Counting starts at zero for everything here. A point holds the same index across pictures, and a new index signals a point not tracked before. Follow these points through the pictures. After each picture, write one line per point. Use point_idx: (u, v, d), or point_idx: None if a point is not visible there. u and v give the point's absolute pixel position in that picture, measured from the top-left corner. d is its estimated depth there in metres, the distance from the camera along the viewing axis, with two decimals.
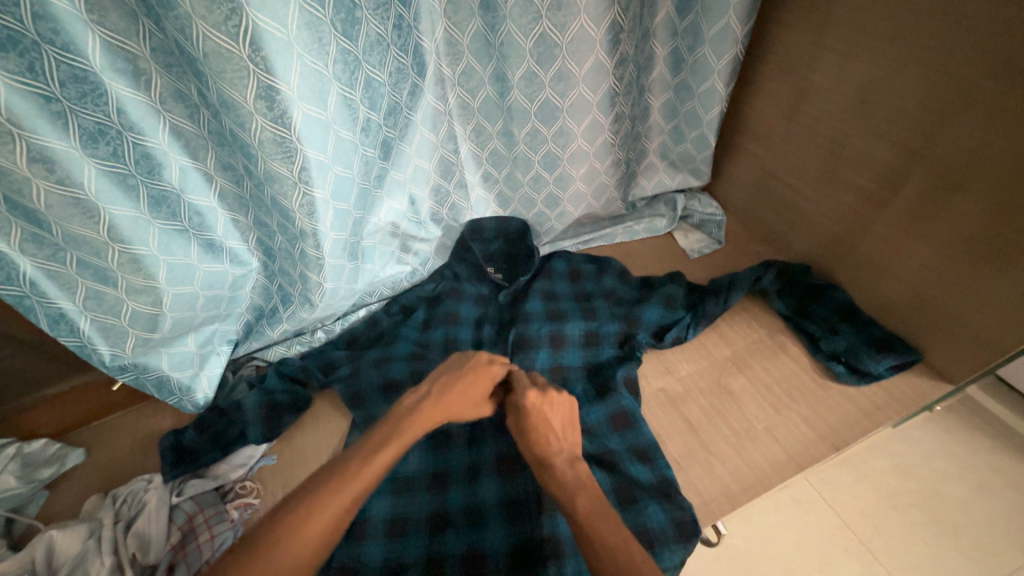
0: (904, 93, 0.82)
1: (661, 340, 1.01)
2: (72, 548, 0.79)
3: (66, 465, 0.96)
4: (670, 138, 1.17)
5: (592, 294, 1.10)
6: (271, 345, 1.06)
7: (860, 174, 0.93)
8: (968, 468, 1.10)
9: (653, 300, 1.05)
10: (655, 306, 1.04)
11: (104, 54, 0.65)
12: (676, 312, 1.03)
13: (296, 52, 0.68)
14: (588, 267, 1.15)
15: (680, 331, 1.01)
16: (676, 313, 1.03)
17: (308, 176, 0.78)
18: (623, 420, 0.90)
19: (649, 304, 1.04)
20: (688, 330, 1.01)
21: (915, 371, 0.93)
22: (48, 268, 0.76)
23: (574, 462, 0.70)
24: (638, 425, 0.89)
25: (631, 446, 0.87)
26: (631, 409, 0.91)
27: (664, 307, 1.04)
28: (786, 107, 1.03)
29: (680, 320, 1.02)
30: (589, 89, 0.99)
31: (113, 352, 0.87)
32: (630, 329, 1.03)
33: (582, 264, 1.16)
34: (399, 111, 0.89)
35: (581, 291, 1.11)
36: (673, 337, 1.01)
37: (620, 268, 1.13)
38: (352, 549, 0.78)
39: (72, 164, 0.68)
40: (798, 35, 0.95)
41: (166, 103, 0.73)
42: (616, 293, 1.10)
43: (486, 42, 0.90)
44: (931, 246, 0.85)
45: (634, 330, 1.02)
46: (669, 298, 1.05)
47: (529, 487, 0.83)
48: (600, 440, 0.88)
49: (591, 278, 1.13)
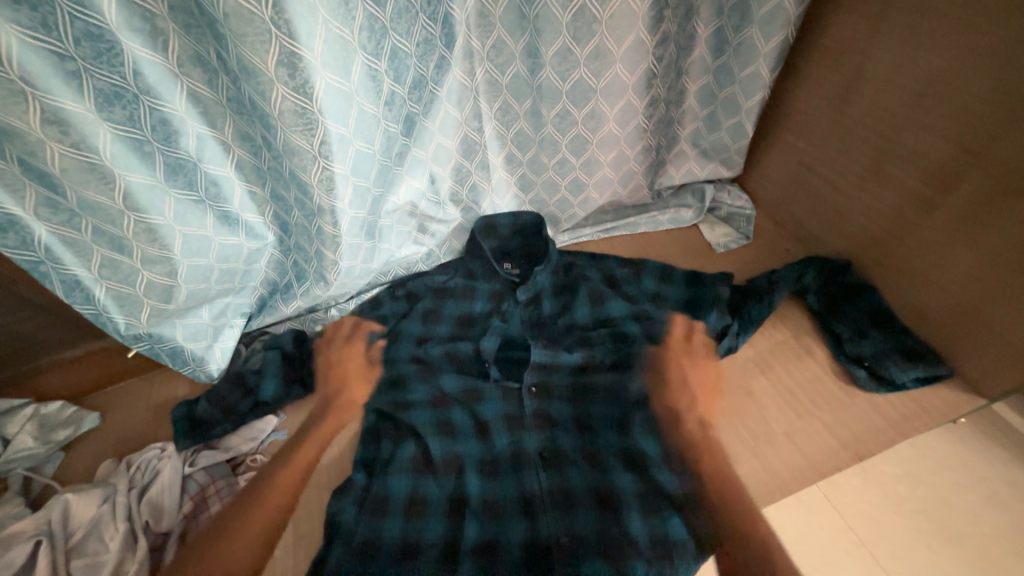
0: (969, 87, 0.75)
1: (717, 351, 0.95)
2: (86, 513, 0.79)
3: (82, 427, 0.97)
4: (704, 125, 1.11)
5: (635, 297, 1.04)
6: (284, 320, 1.05)
7: (906, 172, 0.88)
8: (982, 479, 1.07)
9: (706, 305, 1.00)
10: (710, 311, 0.98)
11: (120, 10, 0.61)
12: (726, 317, 0.98)
13: (321, 16, 0.64)
14: (623, 272, 1.08)
15: (732, 339, 0.96)
16: (725, 320, 0.97)
17: (328, 150, 0.76)
18: (668, 423, 0.86)
19: (703, 310, 0.99)
20: (737, 338, 0.97)
21: (947, 383, 0.90)
22: (63, 234, 0.74)
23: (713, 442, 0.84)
24: (686, 431, 0.85)
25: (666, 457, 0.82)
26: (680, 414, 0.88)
27: (717, 312, 0.98)
28: (833, 96, 0.97)
29: (731, 327, 0.97)
30: (626, 70, 0.94)
31: (128, 321, 0.87)
32: (683, 336, 0.97)
33: (617, 269, 1.08)
34: (424, 84, 0.85)
35: (624, 293, 1.05)
36: (726, 346, 0.95)
37: (659, 267, 1.07)
38: (373, 526, 0.77)
39: (88, 127, 0.66)
40: (855, 18, 0.88)
41: (184, 66, 0.70)
42: (659, 296, 1.04)
43: (521, 14, 0.84)
44: (982, 253, 0.80)
45: (688, 337, 0.97)
46: (719, 301, 0.99)
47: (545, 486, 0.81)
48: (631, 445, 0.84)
49: (630, 283, 1.06)
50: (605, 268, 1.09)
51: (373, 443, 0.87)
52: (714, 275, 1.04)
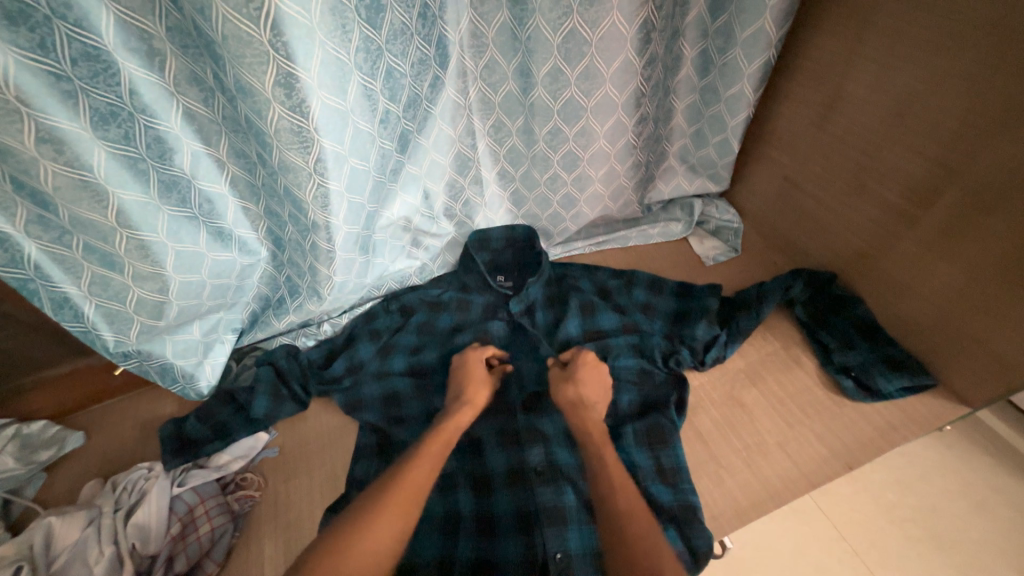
0: (943, 107, 0.79)
1: (704, 361, 0.97)
2: (70, 535, 0.77)
3: (65, 448, 0.95)
4: (691, 142, 1.14)
5: (628, 310, 1.05)
6: (276, 335, 1.04)
7: (887, 188, 0.91)
8: (969, 486, 1.08)
9: (696, 316, 1.01)
10: (698, 322, 1.00)
11: (118, 31, 0.62)
12: (715, 328, 0.99)
13: (317, 38, 0.66)
14: (614, 283, 1.09)
15: (719, 350, 0.98)
16: (715, 329, 0.99)
17: (323, 167, 0.76)
18: (657, 436, 0.86)
19: (692, 321, 1.01)
20: (726, 348, 0.98)
21: (932, 392, 0.92)
22: (53, 251, 0.74)
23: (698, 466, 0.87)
24: (675, 443, 0.85)
25: (657, 471, 0.83)
26: (670, 426, 0.87)
27: (706, 322, 1.00)
28: (814, 115, 1.00)
29: (719, 337, 0.99)
30: (616, 89, 0.96)
31: (117, 339, 0.86)
32: (673, 346, 0.98)
33: (610, 281, 1.10)
34: (419, 103, 0.86)
35: (616, 306, 1.06)
36: (714, 356, 0.97)
37: (649, 278, 1.08)
38: None
39: (82, 145, 0.66)
40: (834, 41, 0.92)
41: (181, 85, 0.70)
42: (651, 307, 1.06)
43: (513, 35, 0.86)
44: (960, 266, 0.83)
45: (678, 348, 0.98)
46: (708, 312, 1.01)
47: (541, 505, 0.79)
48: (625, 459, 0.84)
49: (622, 293, 1.08)
50: (596, 278, 1.10)
51: (368, 460, 0.88)
52: (703, 287, 1.05)
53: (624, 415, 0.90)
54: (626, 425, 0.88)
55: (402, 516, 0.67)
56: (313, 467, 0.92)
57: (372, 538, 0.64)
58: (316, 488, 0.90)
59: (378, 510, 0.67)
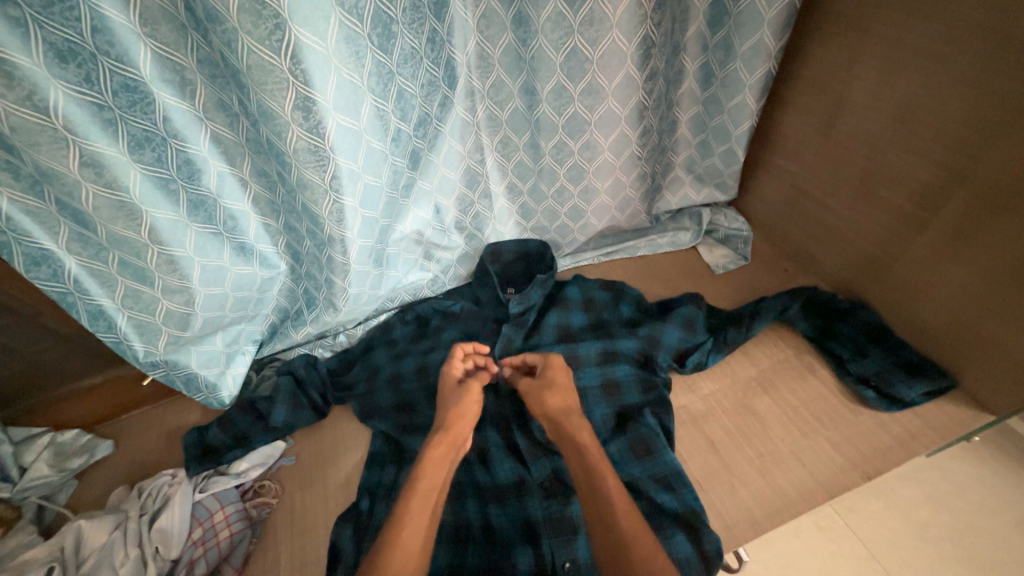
0: (945, 112, 0.79)
1: (683, 365, 0.98)
2: (97, 540, 0.80)
3: (95, 455, 0.98)
4: (697, 152, 1.16)
5: (607, 322, 1.05)
6: (295, 346, 1.09)
7: (895, 193, 0.91)
8: (1007, 503, 1.03)
9: (674, 321, 1.00)
10: (674, 328, 0.99)
11: (154, 65, 0.68)
12: (696, 337, 1.00)
13: (333, 64, 0.70)
14: (601, 295, 1.09)
15: (700, 356, 0.98)
16: (697, 338, 1.00)
17: (338, 184, 0.81)
18: (643, 448, 0.86)
19: (669, 324, 0.99)
20: (708, 356, 0.99)
21: (953, 400, 0.89)
22: (92, 266, 0.80)
23: (708, 476, 0.86)
24: (661, 451, 0.85)
25: (656, 480, 0.82)
26: (652, 434, 0.87)
27: (684, 330, 1.00)
28: (818, 122, 1.01)
29: (701, 345, 1.00)
30: (618, 103, 0.99)
31: (146, 349, 0.91)
32: (649, 350, 0.98)
33: (598, 292, 1.10)
34: (428, 122, 0.91)
35: (596, 317, 1.06)
36: (694, 362, 0.98)
37: (637, 296, 1.08)
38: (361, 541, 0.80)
39: (119, 168, 0.71)
40: (833, 50, 0.93)
41: (208, 111, 0.76)
42: (635, 321, 1.05)
43: (518, 55, 0.90)
44: (973, 270, 0.81)
45: (654, 352, 0.97)
46: (688, 320, 1.00)
47: (541, 514, 0.81)
48: (632, 469, 0.84)
49: (607, 307, 1.08)
50: (584, 287, 1.10)
51: (379, 468, 0.89)
52: (684, 297, 1.05)
53: (605, 434, 0.89)
54: (613, 442, 0.88)
55: (426, 521, 0.69)
56: (328, 476, 0.95)
57: (406, 544, 0.66)
58: (330, 495, 0.92)
59: (401, 521, 0.68)
